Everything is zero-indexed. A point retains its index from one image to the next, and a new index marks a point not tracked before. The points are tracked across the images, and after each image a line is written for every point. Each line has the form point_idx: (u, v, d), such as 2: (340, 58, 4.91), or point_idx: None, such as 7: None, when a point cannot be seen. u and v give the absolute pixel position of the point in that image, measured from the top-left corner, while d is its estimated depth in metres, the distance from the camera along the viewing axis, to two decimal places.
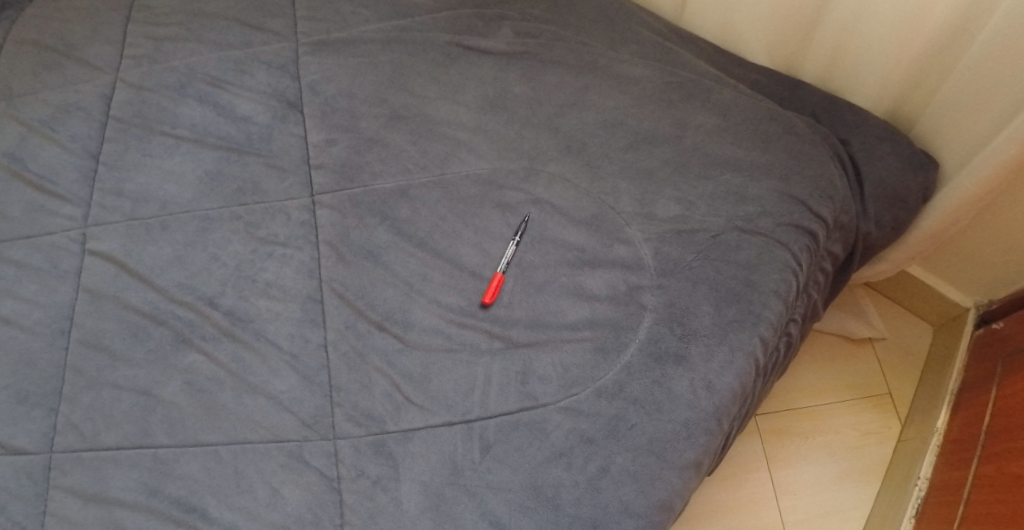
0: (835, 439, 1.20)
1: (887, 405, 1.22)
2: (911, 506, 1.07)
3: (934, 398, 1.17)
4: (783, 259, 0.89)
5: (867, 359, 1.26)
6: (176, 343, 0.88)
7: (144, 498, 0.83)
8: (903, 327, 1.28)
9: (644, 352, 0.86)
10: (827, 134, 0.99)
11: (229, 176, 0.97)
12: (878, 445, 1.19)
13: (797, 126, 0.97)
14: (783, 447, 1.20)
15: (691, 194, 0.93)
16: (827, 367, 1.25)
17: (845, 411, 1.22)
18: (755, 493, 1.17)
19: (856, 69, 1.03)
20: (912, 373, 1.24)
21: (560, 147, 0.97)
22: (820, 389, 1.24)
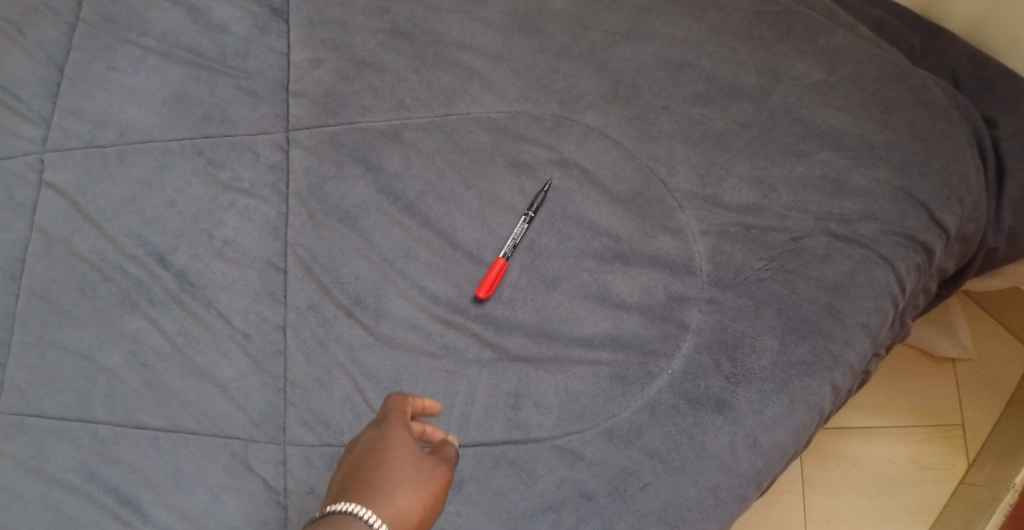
0: (888, 469, 0.99)
1: (957, 439, 1.00)
2: None
3: (1018, 444, 0.96)
4: (883, 283, 0.66)
5: (945, 380, 1.03)
6: (122, 304, 0.75)
7: (81, 482, 0.70)
8: (995, 348, 1.03)
9: (675, 391, 0.66)
10: (968, 109, 0.74)
11: (197, 101, 0.81)
12: (936, 483, 0.98)
13: (932, 92, 0.72)
14: (826, 470, 1.00)
15: (773, 175, 0.69)
16: (897, 383, 1.03)
17: (908, 440, 1.01)
18: (782, 518, 0.98)
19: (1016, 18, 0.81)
20: (994, 404, 1.01)
21: (602, 90, 0.74)
22: (884, 408, 1.02)
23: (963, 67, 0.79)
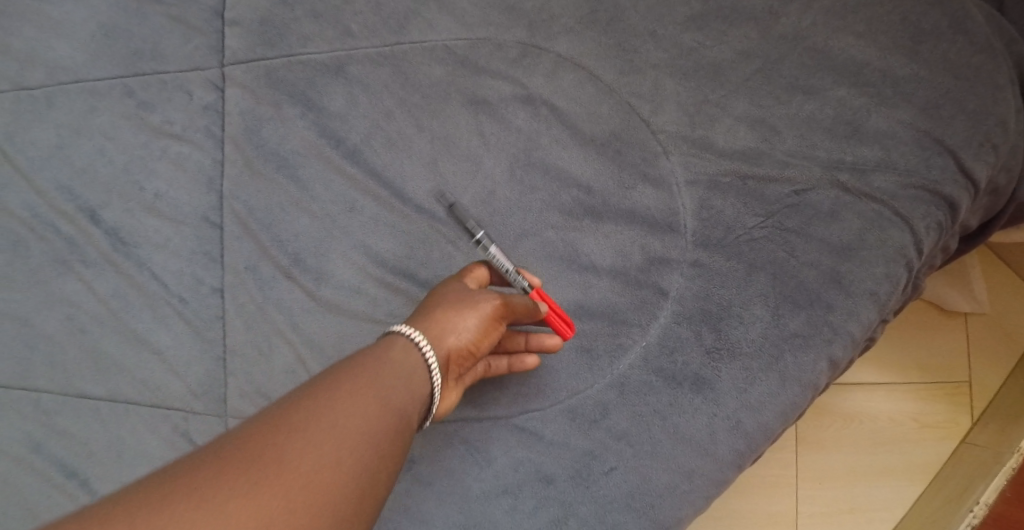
0: (885, 427, 0.88)
1: (963, 396, 0.88)
2: None
3: None
4: (899, 245, 0.55)
5: (953, 334, 0.89)
6: (56, 266, 0.69)
7: (27, 453, 0.69)
8: (1012, 298, 0.88)
9: (648, 366, 0.58)
10: (1003, 26, 0.59)
11: (125, 33, 0.71)
12: (934, 444, 0.87)
13: (974, 16, 0.57)
14: (820, 427, 0.88)
15: (776, 114, 0.58)
16: (904, 336, 0.89)
17: (910, 398, 0.88)
18: (769, 474, 0.88)
19: None
20: (1007, 361, 0.87)
21: (578, 12, 0.62)
22: (888, 364, 0.89)
23: None
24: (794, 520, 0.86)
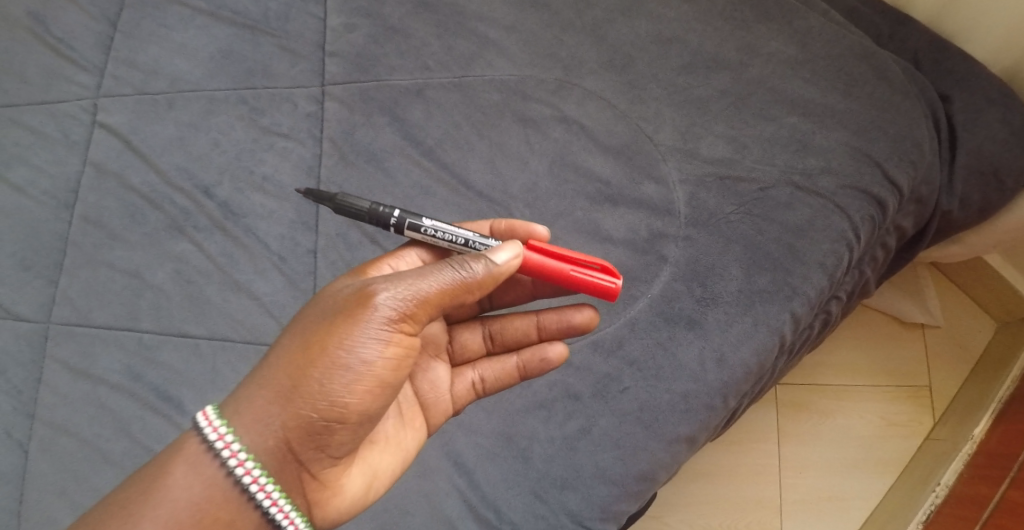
0: (857, 424, 1.03)
1: (924, 399, 1.03)
2: (922, 511, 0.95)
3: (979, 402, 0.99)
4: (838, 229, 0.75)
5: (915, 344, 1.05)
6: (170, 230, 0.85)
7: (127, 381, 0.83)
8: (961, 316, 1.05)
9: (653, 310, 0.76)
10: (923, 84, 0.80)
11: (240, 56, 0.90)
12: (904, 439, 1.02)
13: (891, 70, 0.79)
14: (799, 423, 1.04)
15: (746, 135, 0.79)
16: (867, 345, 1.06)
17: (875, 399, 1.04)
18: (759, 463, 1.03)
19: (980, 11, 0.80)
20: (960, 368, 1.04)
21: (601, 59, 0.84)
22: (854, 369, 1.05)
23: (922, 51, 0.83)
24: (779, 504, 1.01)
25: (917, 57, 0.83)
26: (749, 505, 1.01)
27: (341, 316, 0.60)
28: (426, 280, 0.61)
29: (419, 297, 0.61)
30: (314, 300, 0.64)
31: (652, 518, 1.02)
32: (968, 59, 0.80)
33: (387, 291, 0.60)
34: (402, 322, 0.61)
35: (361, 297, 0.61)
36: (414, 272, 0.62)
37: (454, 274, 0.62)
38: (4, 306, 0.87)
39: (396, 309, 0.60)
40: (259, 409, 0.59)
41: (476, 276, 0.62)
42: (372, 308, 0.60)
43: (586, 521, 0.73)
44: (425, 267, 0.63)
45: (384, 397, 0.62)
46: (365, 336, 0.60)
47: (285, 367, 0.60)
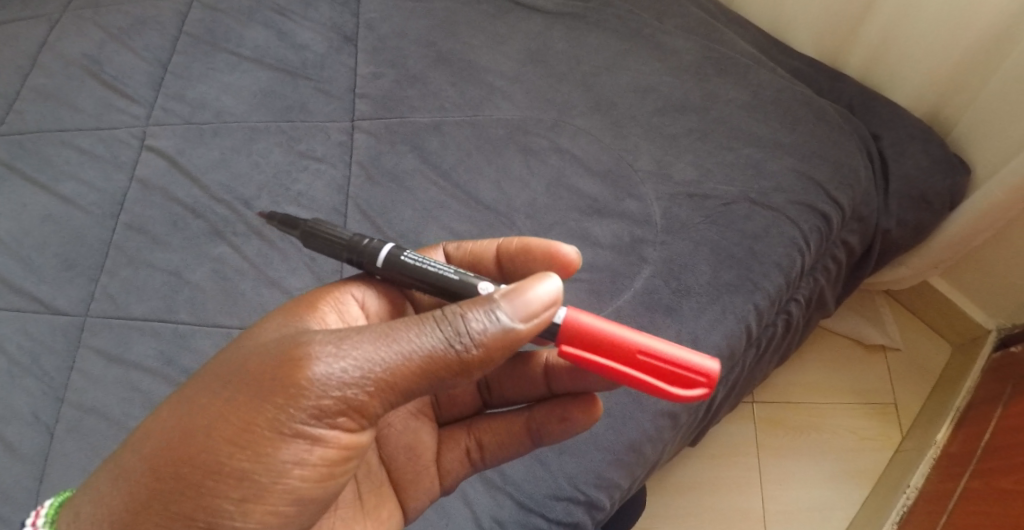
0: (830, 440, 1.15)
1: (891, 415, 1.17)
2: (895, 511, 1.04)
3: (937, 414, 1.12)
4: (790, 236, 0.89)
5: (878, 365, 1.20)
6: (210, 235, 0.96)
7: (158, 366, 0.89)
8: (919, 341, 1.21)
9: (636, 300, 0.86)
10: (857, 126, 0.98)
11: (280, 95, 1.04)
12: (873, 452, 1.14)
13: (829, 113, 0.97)
14: (776, 438, 1.16)
15: (711, 161, 0.94)
16: (835, 370, 1.21)
17: (846, 416, 1.17)
18: (740, 476, 1.13)
19: (899, 68, 1.00)
20: (920, 386, 1.18)
21: (589, 103, 0.99)
22: (824, 389, 1.19)
23: (856, 100, 1.02)
24: (763, 513, 1.10)
25: (851, 103, 1.02)
26: (734, 517, 1.10)
27: (249, 411, 0.60)
28: (381, 358, 0.60)
29: (369, 382, 0.60)
30: (236, 362, 0.63)
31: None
32: (890, 106, 1.00)
33: (323, 374, 0.59)
34: (334, 418, 0.60)
35: (296, 376, 0.59)
36: (373, 339, 0.60)
37: (421, 347, 0.60)
38: (46, 301, 0.95)
39: (345, 394, 0.59)
40: (113, 520, 0.61)
41: (444, 351, 0.60)
42: (295, 401, 0.59)
43: (581, 486, 0.80)
44: (383, 337, 0.60)
45: (300, 507, 0.62)
46: (283, 435, 0.60)
47: (161, 468, 0.61)
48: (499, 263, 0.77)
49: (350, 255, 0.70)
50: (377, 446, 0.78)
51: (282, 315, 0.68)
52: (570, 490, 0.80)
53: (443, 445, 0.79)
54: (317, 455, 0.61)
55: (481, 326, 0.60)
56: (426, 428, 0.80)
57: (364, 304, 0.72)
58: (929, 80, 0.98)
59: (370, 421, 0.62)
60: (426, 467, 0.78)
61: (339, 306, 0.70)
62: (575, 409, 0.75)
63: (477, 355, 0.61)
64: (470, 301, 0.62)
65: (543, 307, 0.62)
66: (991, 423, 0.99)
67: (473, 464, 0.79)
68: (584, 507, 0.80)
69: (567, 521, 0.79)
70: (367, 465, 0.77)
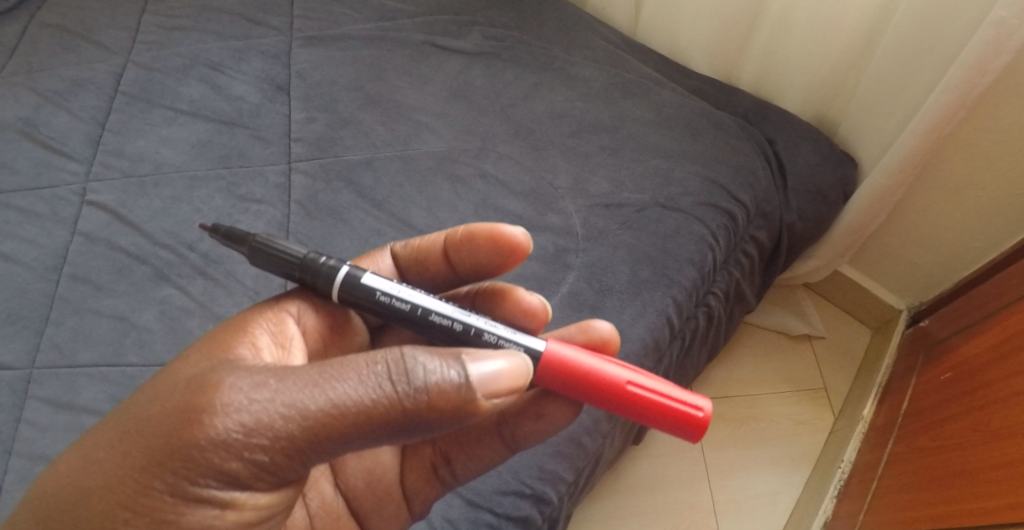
0: (769, 426, 1.25)
1: (822, 399, 1.28)
2: (833, 485, 1.14)
3: (863, 391, 1.24)
4: (700, 234, 1.01)
5: (805, 353, 1.32)
6: (155, 279, 0.99)
7: (108, 407, 0.91)
8: (841, 328, 1.35)
9: (564, 304, 0.94)
10: (754, 133, 1.13)
11: (219, 144, 1.09)
12: (811, 434, 1.24)
13: (727, 124, 1.11)
14: (717, 431, 1.25)
15: (625, 172, 1.05)
16: (766, 362, 1.32)
17: (782, 402, 1.28)
18: (687, 470, 1.21)
19: (782, 78, 1.16)
20: (846, 369, 1.30)
21: (509, 131, 1.08)
22: (759, 380, 1.30)
23: (750, 110, 1.16)
24: (712, 503, 1.18)
25: (747, 116, 1.16)
26: (686, 512, 1.17)
27: (149, 473, 0.61)
28: (296, 415, 0.61)
29: (282, 440, 0.61)
30: (139, 415, 0.64)
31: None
32: (779, 112, 1.15)
33: (231, 432, 0.60)
34: (242, 479, 0.62)
35: (202, 433, 0.60)
36: (291, 394, 0.61)
37: (339, 405, 0.61)
38: None
39: (257, 452, 0.61)
40: None
41: (366, 410, 0.61)
42: (200, 461, 0.61)
43: (527, 480, 0.85)
44: (310, 388, 0.62)
45: None
46: (187, 497, 0.62)
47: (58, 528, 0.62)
48: (448, 251, 0.82)
49: (303, 274, 0.74)
50: (331, 473, 0.81)
51: (207, 344, 0.70)
52: (516, 483, 0.85)
53: (408, 466, 0.82)
54: (226, 518, 0.62)
55: (408, 388, 0.62)
56: (389, 451, 0.83)
57: (300, 318, 0.76)
58: (808, 85, 1.14)
59: (282, 479, 0.64)
60: (389, 492, 0.82)
61: (275, 326, 0.73)
62: (550, 407, 0.75)
63: (402, 417, 0.62)
64: (411, 356, 0.63)
65: (501, 381, 0.64)
66: (910, 393, 1.13)
67: (443, 480, 0.81)
68: (532, 501, 0.85)
69: (518, 515, 0.84)
70: (322, 494, 0.80)
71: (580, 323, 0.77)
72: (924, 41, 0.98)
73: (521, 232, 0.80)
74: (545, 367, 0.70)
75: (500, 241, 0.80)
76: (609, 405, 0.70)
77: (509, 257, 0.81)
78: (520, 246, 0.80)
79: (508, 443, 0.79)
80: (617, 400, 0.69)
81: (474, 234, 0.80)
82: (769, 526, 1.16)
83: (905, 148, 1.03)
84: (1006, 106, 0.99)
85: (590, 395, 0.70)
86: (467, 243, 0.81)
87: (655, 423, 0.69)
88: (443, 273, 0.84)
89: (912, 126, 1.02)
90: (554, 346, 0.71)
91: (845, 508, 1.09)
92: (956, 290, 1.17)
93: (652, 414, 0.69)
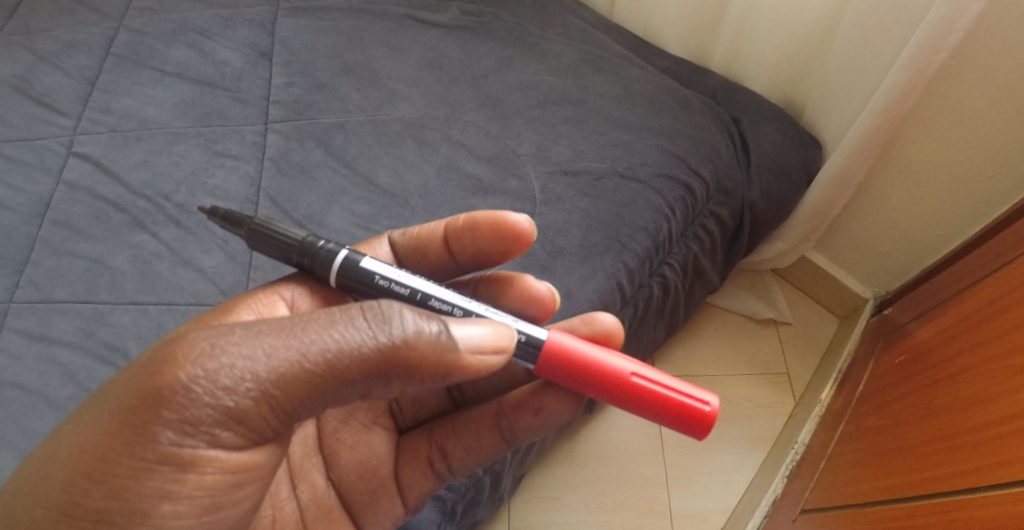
0: (729, 406, 1.28)
1: (784, 383, 1.30)
2: (785, 464, 1.18)
3: (823, 377, 1.27)
4: (656, 204, 1.04)
5: (770, 338, 1.35)
6: (131, 226, 1.04)
7: (78, 340, 0.95)
8: (809, 316, 1.37)
9: (516, 262, 0.96)
10: (720, 112, 1.15)
11: (201, 104, 1.14)
12: (772, 416, 1.27)
13: (692, 102, 1.14)
14: None
15: (587, 142, 1.07)
16: (730, 345, 1.35)
17: (744, 384, 1.30)
18: (641, 445, 1.25)
19: (750, 60, 1.18)
20: (811, 356, 1.33)
21: (478, 100, 1.12)
22: (723, 361, 1.33)
23: (718, 91, 1.19)
24: (664, 478, 1.22)
25: (715, 94, 1.19)
26: (638, 485, 1.21)
27: (111, 439, 0.62)
28: (267, 360, 0.62)
29: (251, 384, 0.62)
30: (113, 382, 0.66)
31: (520, 499, 1.21)
32: (745, 93, 1.18)
33: (198, 377, 0.61)
34: (208, 432, 0.62)
35: (168, 384, 0.61)
36: (264, 340, 0.63)
37: (311, 350, 0.63)
38: None
39: (225, 397, 0.62)
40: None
41: (340, 357, 0.63)
42: (166, 410, 0.61)
43: None
44: (283, 335, 0.63)
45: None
46: (151, 451, 0.62)
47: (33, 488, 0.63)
48: (449, 240, 0.83)
49: (302, 259, 0.75)
50: (322, 469, 0.84)
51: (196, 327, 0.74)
52: None
53: (403, 460, 0.87)
54: (191, 476, 0.63)
55: (382, 337, 0.64)
56: (381, 446, 0.87)
57: (290, 301, 0.79)
58: (775, 67, 1.16)
59: (250, 436, 0.65)
60: (383, 485, 0.86)
61: (263, 308, 0.77)
62: (551, 400, 0.81)
63: (375, 366, 0.64)
64: (387, 307, 0.65)
65: (478, 338, 0.66)
66: (868, 376, 1.14)
67: (438, 474, 0.87)
68: None
69: None
70: (316, 488, 0.83)
71: (582, 316, 0.80)
72: (882, 21, 0.99)
73: (522, 219, 0.81)
74: (546, 352, 0.72)
75: (501, 229, 0.81)
76: (614, 398, 0.72)
77: (512, 246, 0.81)
78: (522, 233, 0.80)
79: (506, 436, 0.85)
80: (622, 393, 0.71)
81: (477, 222, 0.81)
82: (722, 505, 1.20)
83: (864, 128, 1.04)
84: (964, 85, 1.00)
85: (590, 382, 0.72)
86: (468, 231, 0.82)
87: (659, 417, 0.71)
88: (443, 262, 0.85)
89: (871, 105, 1.02)
90: (557, 334, 0.73)
91: (793, 489, 1.11)
92: (921, 278, 1.17)
93: (651, 403, 0.70)
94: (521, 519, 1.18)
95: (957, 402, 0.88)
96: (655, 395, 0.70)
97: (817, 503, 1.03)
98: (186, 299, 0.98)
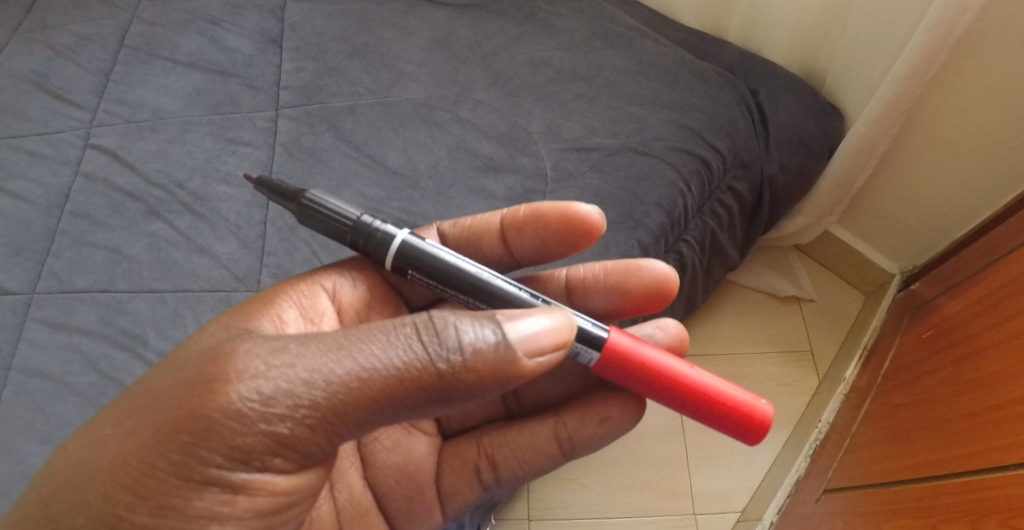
0: (749, 385, 1.26)
1: (807, 362, 1.28)
2: (808, 445, 1.16)
3: (848, 354, 1.24)
4: (671, 179, 1.02)
5: (793, 316, 1.33)
6: (147, 215, 1.04)
7: (98, 328, 0.96)
8: (834, 293, 1.34)
9: None
10: (737, 84, 1.12)
11: (213, 92, 1.14)
12: (794, 395, 1.25)
13: (708, 73, 1.11)
14: None
15: (599, 119, 1.05)
16: (750, 323, 1.33)
17: (767, 363, 1.28)
18: (660, 425, 1.25)
19: (767, 28, 1.15)
20: (836, 334, 1.30)
21: (488, 79, 1.10)
22: (743, 340, 1.31)
23: (735, 62, 1.16)
24: (686, 458, 1.22)
25: (732, 66, 1.16)
26: (656, 465, 1.21)
27: (155, 450, 0.62)
28: (324, 382, 0.61)
29: (304, 409, 0.61)
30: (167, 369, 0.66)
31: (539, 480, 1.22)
32: (763, 63, 1.15)
33: (247, 401, 0.61)
34: (257, 453, 0.62)
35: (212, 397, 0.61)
36: (314, 359, 0.62)
37: (369, 370, 0.62)
38: None
39: (277, 422, 0.61)
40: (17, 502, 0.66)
41: (398, 374, 0.62)
42: (218, 434, 0.61)
43: None
44: (339, 354, 0.62)
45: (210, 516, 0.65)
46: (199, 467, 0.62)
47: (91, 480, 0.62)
48: (507, 232, 0.82)
49: (356, 238, 0.74)
50: (360, 469, 0.84)
51: (233, 314, 0.73)
52: None
53: (450, 468, 0.86)
54: (235, 501, 0.63)
55: (440, 352, 0.62)
56: (427, 450, 0.86)
57: (337, 290, 0.80)
58: (795, 33, 1.12)
59: (304, 458, 0.64)
60: (421, 492, 0.85)
61: (307, 299, 0.77)
62: (618, 407, 0.79)
63: (437, 382, 0.62)
64: (445, 321, 0.63)
65: (541, 337, 0.64)
66: (893, 354, 1.11)
67: (484, 485, 0.86)
68: None
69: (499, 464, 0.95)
70: (352, 489, 0.83)
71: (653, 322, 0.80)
72: None
73: (592, 213, 0.79)
74: (629, 364, 0.71)
75: (567, 222, 0.79)
76: (692, 409, 0.70)
77: (580, 238, 0.80)
78: (590, 227, 0.79)
79: (564, 450, 0.83)
80: (700, 402, 0.70)
81: (542, 215, 0.80)
82: (744, 485, 1.19)
83: (886, 95, 1.00)
84: (993, 47, 0.96)
85: (673, 395, 0.71)
86: (532, 224, 0.80)
87: (734, 428, 0.70)
88: (498, 253, 0.84)
89: (893, 72, 0.98)
90: (642, 348, 0.71)
91: (817, 468, 1.09)
92: (952, 250, 1.13)
93: (727, 414, 0.69)
94: (540, 500, 1.20)
95: (988, 379, 0.84)
96: (737, 406, 0.69)
97: (840, 484, 1.00)
98: (202, 285, 0.99)
